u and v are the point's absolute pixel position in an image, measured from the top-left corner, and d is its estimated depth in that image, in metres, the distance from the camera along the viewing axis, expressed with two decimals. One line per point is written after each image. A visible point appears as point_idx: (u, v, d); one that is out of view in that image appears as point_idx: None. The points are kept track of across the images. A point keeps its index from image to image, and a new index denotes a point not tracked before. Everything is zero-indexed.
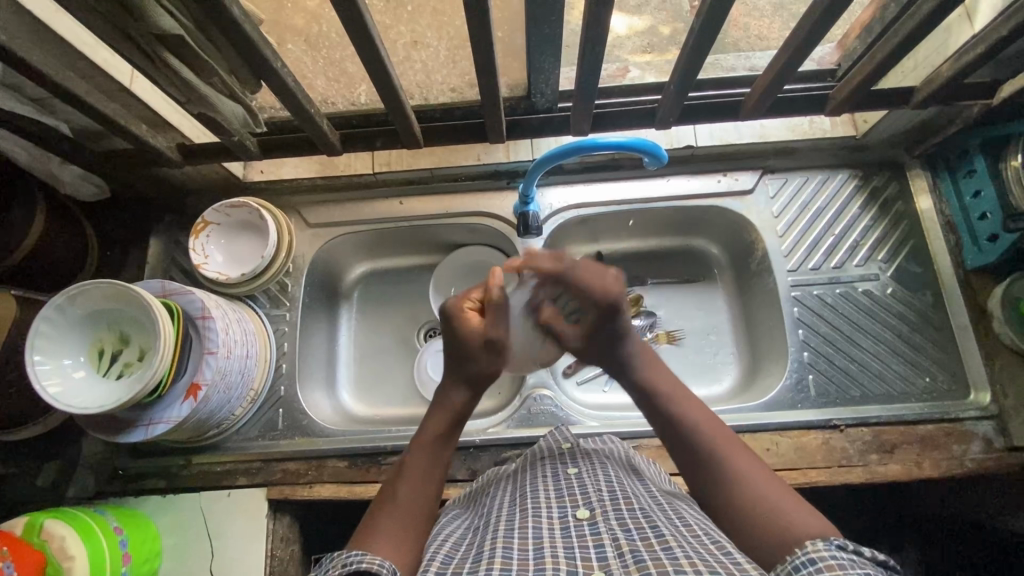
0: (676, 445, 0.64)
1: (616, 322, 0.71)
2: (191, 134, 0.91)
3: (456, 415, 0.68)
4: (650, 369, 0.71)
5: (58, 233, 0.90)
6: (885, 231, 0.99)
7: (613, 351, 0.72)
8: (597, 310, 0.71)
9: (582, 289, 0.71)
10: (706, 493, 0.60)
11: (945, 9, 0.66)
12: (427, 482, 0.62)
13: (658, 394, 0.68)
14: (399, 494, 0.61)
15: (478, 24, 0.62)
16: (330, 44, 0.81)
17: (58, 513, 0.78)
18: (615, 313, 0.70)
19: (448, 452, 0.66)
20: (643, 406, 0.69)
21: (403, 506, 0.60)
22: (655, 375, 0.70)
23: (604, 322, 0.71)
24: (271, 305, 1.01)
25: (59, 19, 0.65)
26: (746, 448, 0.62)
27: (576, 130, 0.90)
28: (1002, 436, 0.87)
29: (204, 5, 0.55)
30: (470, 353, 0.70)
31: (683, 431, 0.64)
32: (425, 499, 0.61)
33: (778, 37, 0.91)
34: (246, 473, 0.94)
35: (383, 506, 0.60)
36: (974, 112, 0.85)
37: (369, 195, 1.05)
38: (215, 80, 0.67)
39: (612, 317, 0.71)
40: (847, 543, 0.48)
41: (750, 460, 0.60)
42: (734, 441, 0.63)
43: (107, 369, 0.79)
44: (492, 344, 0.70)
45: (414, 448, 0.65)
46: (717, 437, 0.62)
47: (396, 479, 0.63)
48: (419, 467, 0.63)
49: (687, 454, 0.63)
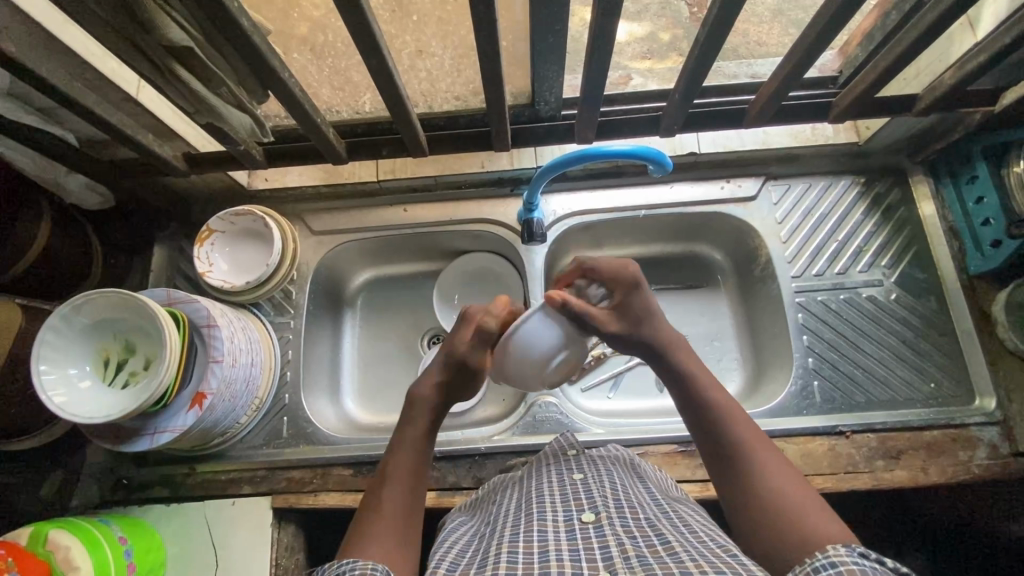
0: (702, 436, 0.65)
1: (638, 298, 0.74)
2: (197, 143, 0.91)
3: (431, 416, 0.70)
4: (683, 358, 0.71)
5: (63, 242, 0.90)
6: (888, 237, 0.99)
7: (644, 335, 0.72)
8: (619, 286, 0.74)
9: (600, 269, 0.75)
10: (727, 486, 0.60)
11: (949, 18, 0.66)
12: (410, 484, 0.62)
13: (693, 383, 0.68)
14: (385, 497, 0.61)
15: (484, 35, 0.63)
16: (335, 52, 0.82)
17: (62, 522, 0.78)
18: (635, 288, 0.74)
19: (428, 453, 0.67)
20: (676, 395, 0.69)
21: (390, 511, 0.60)
22: (689, 364, 0.70)
23: (627, 298, 0.74)
24: (275, 313, 1.01)
25: (67, 30, 0.65)
26: (775, 448, 0.61)
27: (581, 138, 0.90)
28: (1008, 441, 0.87)
29: (212, 16, 0.56)
30: (455, 365, 0.72)
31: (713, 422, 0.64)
32: (412, 501, 0.61)
33: (778, 43, 0.96)
34: (250, 482, 0.93)
35: (368, 508, 0.60)
36: (975, 119, 0.86)
37: (373, 203, 1.05)
38: (223, 90, 0.68)
39: (633, 293, 0.74)
40: (870, 551, 0.48)
41: (776, 459, 0.60)
42: (765, 441, 0.62)
43: (113, 379, 0.78)
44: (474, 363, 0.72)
45: (396, 451, 0.66)
46: (750, 439, 0.62)
47: (380, 483, 0.63)
48: (402, 469, 0.64)
49: (715, 447, 0.63)
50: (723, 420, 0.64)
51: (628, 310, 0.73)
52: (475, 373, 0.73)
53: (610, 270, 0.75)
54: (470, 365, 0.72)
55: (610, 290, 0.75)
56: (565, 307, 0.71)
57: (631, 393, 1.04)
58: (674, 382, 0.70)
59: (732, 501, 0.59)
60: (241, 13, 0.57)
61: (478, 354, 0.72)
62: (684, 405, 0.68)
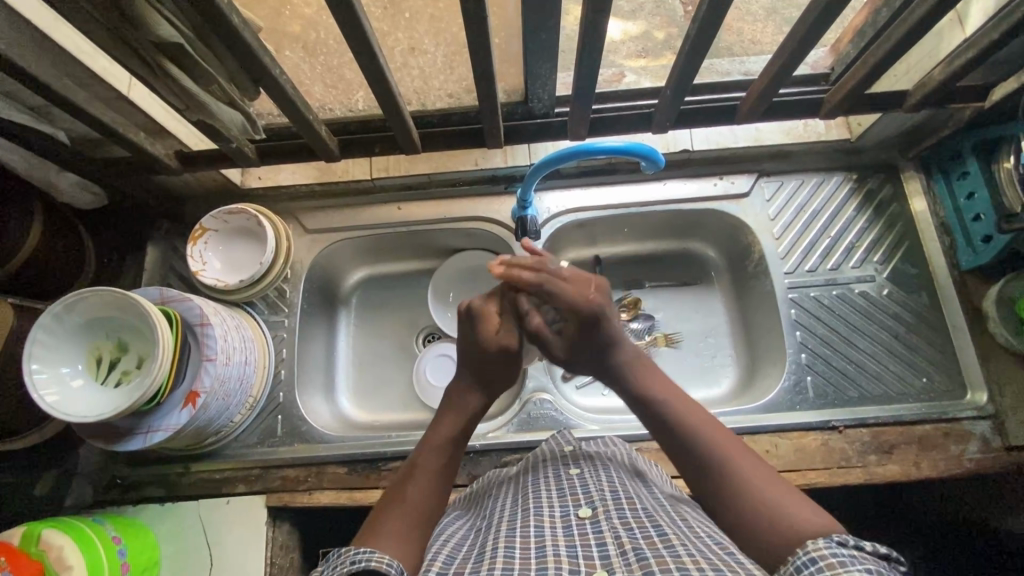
0: (675, 449, 0.64)
1: (597, 334, 0.70)
2: (189, 141, 0.91)
3: (468, 416, 0.69)
4: (643, 375, 0.70)
5: (55, 240, 0.89)
6: (880, 233, 1.00)
7: (600, 359, 0.72)
8: (578, 320, 0.70)
9: (560, 301, 0.70)
10: (709, 499, 0.59)
11: (939, 12, 0.67)
12: (437, 483, 0.62)
13: (655, 400, 0.67)
14: (409, 491, 0.61)
15: (476, 31, 0.63)
16: (327, 50, 0.82)
17: (56, 522, 0.78)
18: (597, 324, 0.70)
19: (458, 454, 0.67)
20: (640, 414, 0.69)
21: (413, 503, 0.60)
22: (648, 379, 0.69)
23: (585, 332, 0.70)
24: (269, 311, 1.01)
25: (58, 27, 0.65)
26: (750, 452, 0.61)
27: (574, 135, 0.90)
28: (999, 435, 0.88)
29: (202, 12, 0.55)
30: (500, 353, 0.71)
31: (682, 439, 0.63)
32: (437, 499, 0.61)
33: (772, 41, 0.96)
34: (245, 481, 0.93)
35: (392, 503, 0.60)
36: (966, 115, 0.86)
37: (367, 201, 1.05)
38: (214, 87, 0.68)
39: (595, 326, 0.70)
40: (847, 539, 0.49)
41: (752, 461, 0.60)
42: (739, 445, 0.62)
43: (105, 378, 0.78)
44: (516, 347, 0.71)
45: (426, 447, 0.65)
46: (721, 445, 0.61)
47: (405, 478, 0.63)
48: (430, 465, 0.63)
49: (689, 462, 0.62)
50: (694, 435, 0.63)
51: (584, 341, 0.71)
52: (518, 356, 0.72)
53: (570, 302, 0.69)
54: (512, 348, 0.71)
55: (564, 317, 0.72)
56: (527, 322, 0.73)
57: None
58: (637, 402, 0.69)
59: (715, 505, 0.59)
60: (231, 9, 0.57)
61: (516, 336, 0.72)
62: (652, 424, 0.67)
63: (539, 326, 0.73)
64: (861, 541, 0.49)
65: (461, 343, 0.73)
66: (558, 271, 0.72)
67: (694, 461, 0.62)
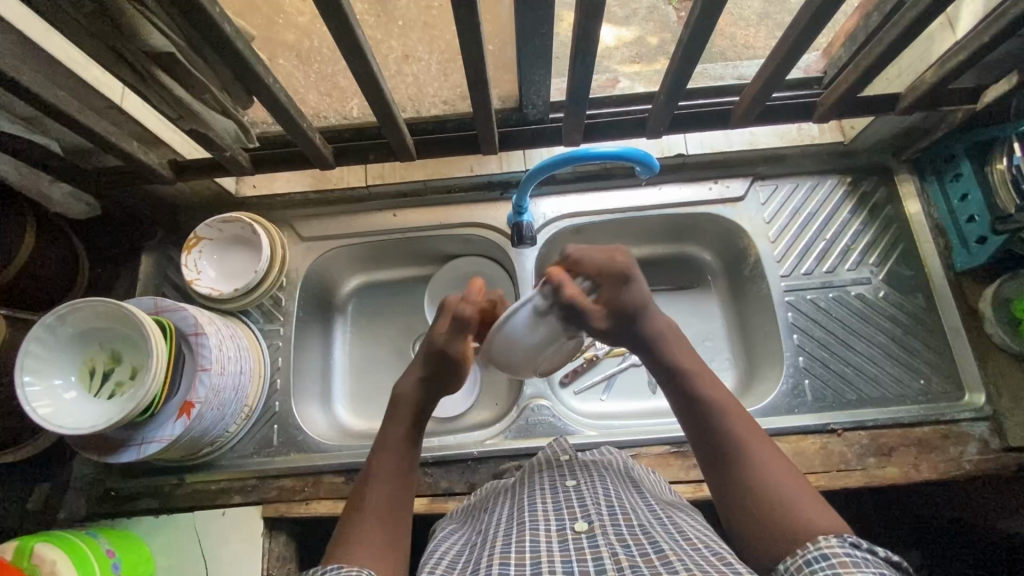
0: (695, 425, 0.66)
1: (629, 292, 0.71)
2: (183, 149, 0.91)
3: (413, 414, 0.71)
4: (677, 351, 0.72)
5: (48, 252, 0.89)
6: (875, 235, 1.00)
7: (637, 329, 0.72)
8: (610, 277, 0.72)
9: (587, 261, 0.72)
10: (719, 477, 0.62)
11: (928, 16, 0.67)
12: (393, 481, 0.65)
13: (686, 376, 0.69)
14: (368, 495, 0.63)
15: (469, 39, 0.63)
16: (321, 58, 0.83)
17: (48, 536, 0.77)
18: (628, 279, 0.72)
19: (411, 453, 0.69)
20: (666, 386, 0.70)
21: (373, 506, 0.62)
22: (683, 359, 0.71)
23: (617, 292, 0.71)
24: (265, 321, 1.00)
25: (50, 38, 0.64)
26: (769, 441, 0.63)
27: (568, 141, 0.90)
28: (998, 436, 0.88)
29: (193, 20, 0.55)
30: (437, 355, 0.73)
31: (704, 411, 0.66)
32: (395, 494, 0.64)
33: (764, 46, 0.97)
34: (240, 492, 0.92)
35: (354, 511, 0.62)
36: (957, 118, 0.86)
37: (361, 209, 1.05)
38: (207, 96, 0.67)
39: (623, 284, 0.72)
40: (861, 541, 0.49)
41: (770, 451, 0.61)
42: (757, 432, 0.63)
43: (99, 389, 0.77)
44: (452, 354, 0.73)
45: (377, 452, 0.68)
46: (740, 428, 0.63)
47: (363, 485, 0.65)
48: (383, 467, 0.66)
49: (706, 442, 0.64)
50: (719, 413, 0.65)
51: (617, 304, 0.71)
52: (457, 366, 0.73)
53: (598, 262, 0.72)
54: (449, 354, 0.73)
55: (596, 283, 0.72)
56: (560, 291, 0.66)
57: (623, 395, 1.03)
58: (666, 373, 0.71)
59: (725, 484, 0.61)
60: (223, 18, 0.57)
61: (454, 345, 0.73)
62: (673, 394, 0.69)
63: (576, 293, 0.67)
64: (875, 546, 0.49)
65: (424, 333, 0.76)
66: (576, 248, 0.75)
67: (712, 436, 0.64)
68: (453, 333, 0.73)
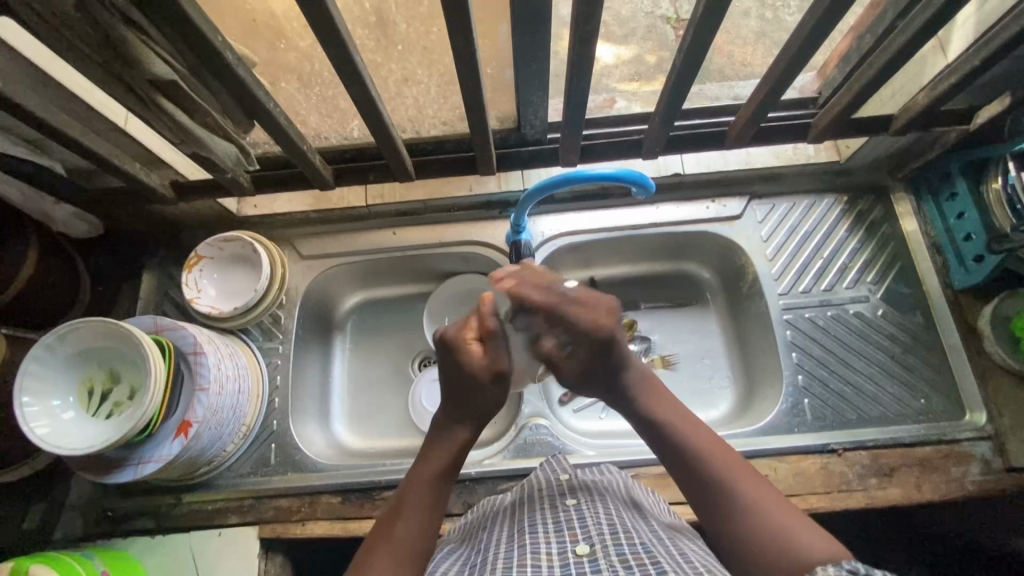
0: (678, 470, 0.65)
1: (609, 355, 0.68)
2: (185, 170, 0.92)
3: (456, 451, 0.68)
4: (650, 397, 0.70)
5: (49, 273, 0.90)
6: (872, 253, 1.00)
7: (613, 381, 0.70)
8: (588, 343, 0.67)
9: (571, 325, 0.66)
10: (709, 524, 0.61)
11: (917, 43, 0.68)
12: (425, 519, 0.63)
13: (663, 423, 0.68)
14: (397, 528, 0.62)
15: (466, 63, 0.64)
16: (322, 81, 0.83)
17: (44, 558, 0.77)
18: (608, 347, 0.67)
19: (446, 490, 0.67)
20: (645, 433, 0.69)
21: (401, 541, 0.61)
22: (659, 404, 0.69)
23: (596, 356, 0.68)
24: (263, 338, 1.00)
25: (55, 65, 0.66)
26: (756, 476, 0.62)
27: (565, 161, 0.91)
28: (1000, 456, 0.88)
29: (196, 49, 0.56)
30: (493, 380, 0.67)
31: (685, 455, 0.65)
32: (424, 534, 0.62)
33: (761, 63, 1.00)
34: (237, 512, 0.92)
35: (380, 540, 0.61)
36: (951, 138, 0.86)
37: (361, 227, 1.06)
38: (208, 120, 0.68)
39: (605, 350, 0.68)
40: (858, 567, 0.48)
41: (759, 486, 0.61)
42: (744, 469, 0.63)
43: (96, 409, 0.78)
44: (505, 370, 0.67)
45: (413, 483, 0.66)
46: (724, 469, 0.62)
47: (393, 515, 0.64)
48: (420, 501, 0.64)
49: (694, 484, 0.63)
50: (698, 452, 0.64)
51: (594, 365, 0.69)
52: (506, 379, 0.68)
53: (579, 324, 0.66)
54: (502, 371, 0.67)
55: (574, 343, 0.67)
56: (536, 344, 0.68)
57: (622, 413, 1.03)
58: (642, 420, 0.69)
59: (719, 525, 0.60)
60: (224, 46, 0.58)
61: (500, 359, 0.67)
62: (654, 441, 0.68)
63: (549, 349, 0.68)
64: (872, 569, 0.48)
65: (445, 375, 0.69)
66: (570, 290, 0.67)
67: (697, 479, 0.63)
68: (495, 352, 0.67)
